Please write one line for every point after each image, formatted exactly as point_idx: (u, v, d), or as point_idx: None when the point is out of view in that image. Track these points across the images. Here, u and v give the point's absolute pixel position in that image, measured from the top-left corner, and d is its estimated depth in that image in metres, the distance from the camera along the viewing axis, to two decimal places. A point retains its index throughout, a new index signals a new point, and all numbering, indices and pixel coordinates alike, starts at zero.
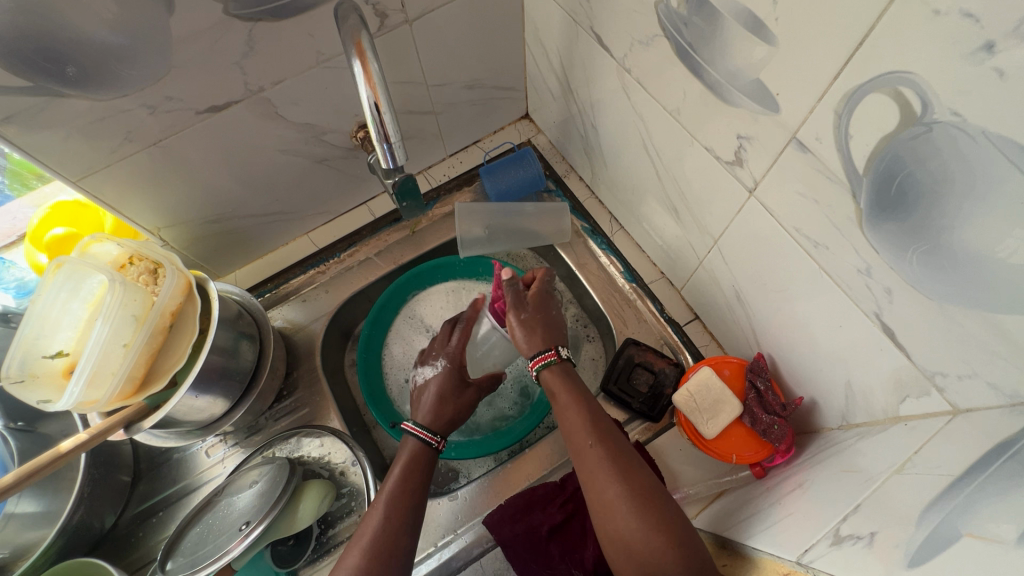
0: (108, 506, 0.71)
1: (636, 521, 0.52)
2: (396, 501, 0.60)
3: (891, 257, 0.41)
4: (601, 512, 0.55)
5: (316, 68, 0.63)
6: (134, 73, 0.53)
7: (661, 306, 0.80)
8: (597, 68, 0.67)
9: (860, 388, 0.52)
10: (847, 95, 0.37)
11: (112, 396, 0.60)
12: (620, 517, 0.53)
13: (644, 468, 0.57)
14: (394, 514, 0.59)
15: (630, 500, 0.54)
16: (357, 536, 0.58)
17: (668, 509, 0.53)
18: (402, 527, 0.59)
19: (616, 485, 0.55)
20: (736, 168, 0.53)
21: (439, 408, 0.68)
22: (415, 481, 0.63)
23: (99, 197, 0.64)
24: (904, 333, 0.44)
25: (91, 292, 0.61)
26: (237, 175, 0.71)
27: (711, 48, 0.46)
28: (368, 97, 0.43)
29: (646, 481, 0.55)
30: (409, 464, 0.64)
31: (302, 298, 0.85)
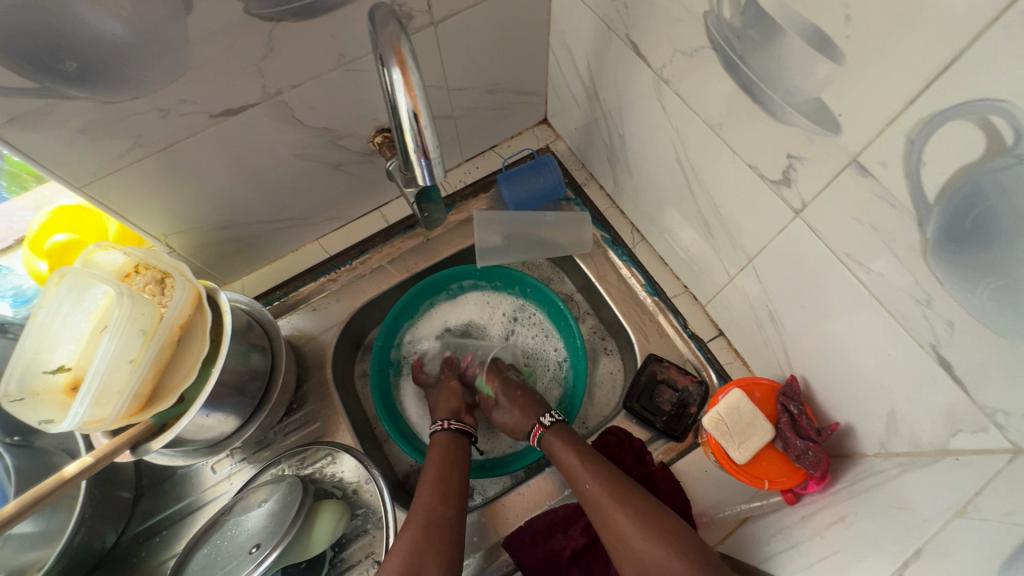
0: (110, 526, 0.68)
1: (658, 559, 0.57)
2: (442, 483, 0.66)
3: (958, 290, 0.39)
4: (626, 559, 0.60)
5: (337, 70, 0.60)
6: (146, 74, 0.50)
7: (684, 321, 0.78)
8: (630, 77, 0.64)
9: (905, 418, 0.50)
10: (924, 119, 0.36)
11: (119, 414, 0.56)
12: (644, 560, 0.58)
13: (652, 502, 0.61)
14: (443, 498, 0.64)
15: (647, 540, 0.58)
16: (409, 519, 0.62)
17: (683, 537, 0.58)
18: (452, 513, 0.63)
19: (631, 530, 0.60)
20: (782, 188, 0.50)
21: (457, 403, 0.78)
22: (449, 466, 0.68)
23: (105, 202, 0.60)
24: (963, 366, 0.42)
25: (96, 303, 0.58)
26: (249, 180, 0.68)
27: (766, 64, 0.44)
28: (406, 106, 0.41)
29: (657, 516, 0.60)
30: (443, 450, 0.70)
31: (312, 306, 0.82)
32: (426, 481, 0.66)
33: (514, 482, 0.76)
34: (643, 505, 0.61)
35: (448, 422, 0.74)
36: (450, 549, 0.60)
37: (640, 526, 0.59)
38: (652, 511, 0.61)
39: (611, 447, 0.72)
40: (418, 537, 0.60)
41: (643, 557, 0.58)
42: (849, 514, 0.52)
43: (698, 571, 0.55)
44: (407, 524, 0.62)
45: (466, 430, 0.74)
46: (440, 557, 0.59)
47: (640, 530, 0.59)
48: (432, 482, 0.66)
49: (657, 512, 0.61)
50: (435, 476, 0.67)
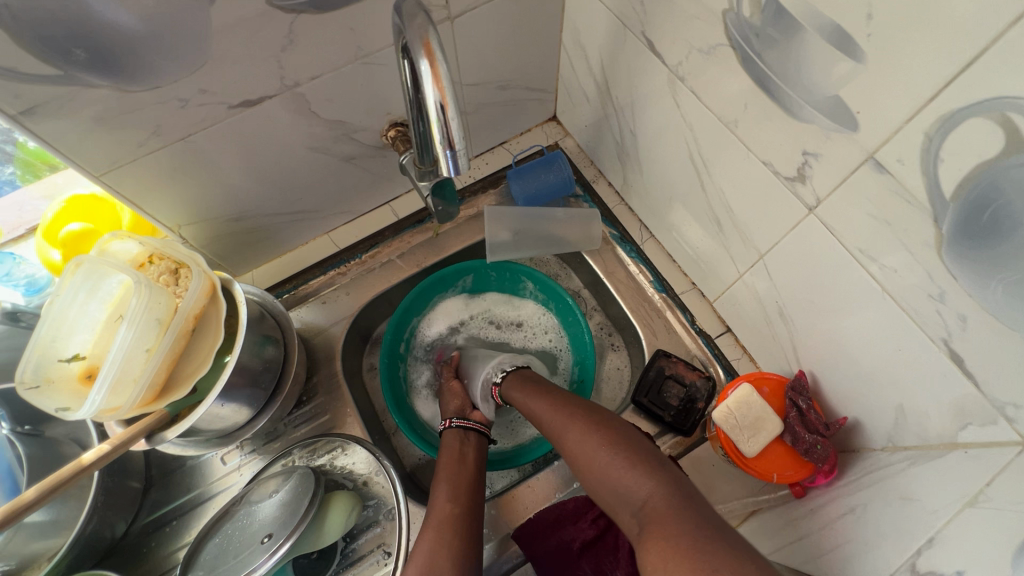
0: (120, 515, 0.68)
1: (609, 468, 0.58)
2: (453, 481, 0.66)
3: (973, 286, 0.40)
4: (586, 475, 0.61)
5: (354, 63, 0.61)
6: (169, 64, 0.50)
7: (692, 318, 0.79)
8: (644, 75, 0.65)
9: (915, 412, 0.51)
10: (943, 116, 0.36)
11: (134, 403, 0.57)
12: (598, 470, 0.59)
13: (608, 420, 0.63)
14: (455, 495, 0.65)
15: (598, 451, 0.60)
16: (427, 525, 0.63)
17: (633, 447, 0.59)
18: (464, 507, 0.64)
19: (584, 445, 0.61)
20: (797, 185, 0.51)
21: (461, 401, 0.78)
22: (463, 469, 0.68)
23: (121, 192, 0.60)
24: (974, 360, 0.43)
25: (111, 293, 0.58)
26: (263, 172, 0.68)
27: (784, 62, 0.45)
28: (433, 96, 0.41)
29: (610, 431, 0.62)
30: (453, 452, 0.70)
31: (322, 299, 0.82)
32: (440, 481, 0.67)
33: (522, 475, 0.77)
34: (596, 421, 0.63)
35: (450, 420, 0.74)
36: (466, 543, 0.61)
37: (593, 440, 0.61)
38: (606, 426, 0.62)
39: None
40: (434, 536, 0.61)
41: (596, 469, 0.59)
42: (859, 505, 0.53)
43: (644, 472, 0.56)
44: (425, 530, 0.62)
45: (473, 428, 0.74)
46: (456, 551, 0.59)
47: (591, 442, 0.61)
48: (444, 481, 0.66)
49: (610, 427, 0.62)
50: (447, 479, 0.67)
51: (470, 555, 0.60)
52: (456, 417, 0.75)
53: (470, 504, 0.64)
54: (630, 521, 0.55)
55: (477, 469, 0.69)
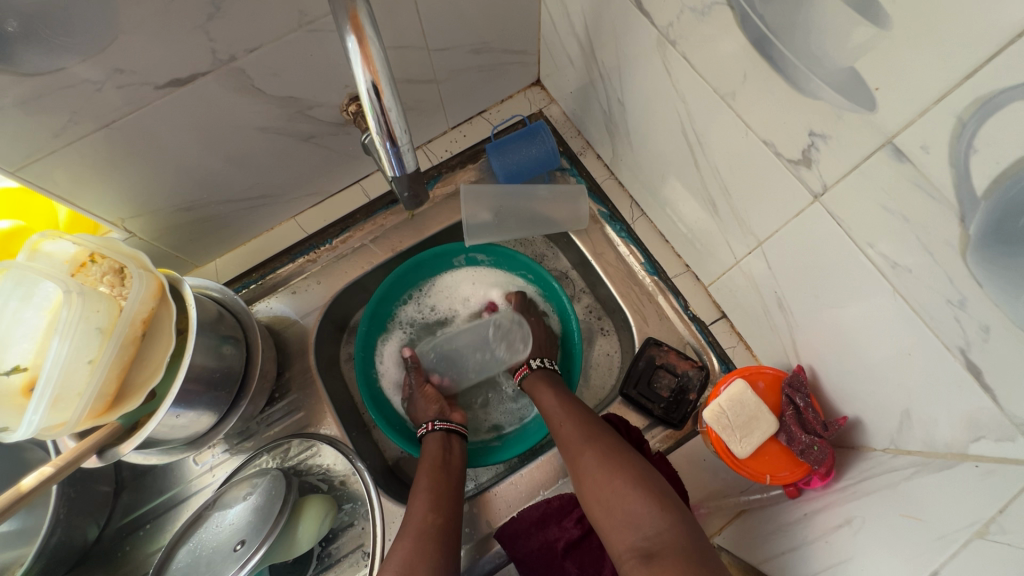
0: (91, 521, 0.66)
1: (622, 493, 0.57)
2: (434, 490, 0.63)
3: (1001, 296, 0.34)
4: (589, 496, 0.59)
5: (298, 32, 0.53)
6: (70, 42, 0.43)
7: (685, 303, 0.74)
8: (631, 37, 0.57)
9: (922, 420, 0.46)
10: (980, 99, 0.30)
11: (82, 417, 0.53)
12: (597, 481, 0.59)
13: (620, 443, 0.61)
14: (436, 506, 0.62)
15: (610, 477, 0.58)
16: (404, 532, 0.60)
17: (648, 478, 0.57)
18: (445, 514, 0.61)
19: (596, 468, 0.60)
20: (801, 169, 0.45)
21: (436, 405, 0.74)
22: (441, 476, 0.65)
23: (47, 187, 0.54)
24: (995, 375, 0.38)
25: (47, 298, 0.53)
26: (211, 155, 0.62)
27: (791, 27, 0.38)
28: (365, 78, 0.38)
29: (621, 456, 0.60)
30: (433, 458, 0.67)
31: (292, 289, 0.77)
32: (418, 490, 0.63)
33: (504, 471, 0.74)
34: (613, 444, 0.61)
35: (433, 422, 0.71)
36: (446, 558, 0.58)
37: (604, 465, 0.59)
38: (620, 450, 0.61)
39: None
40: (414, 546, 0.58)
41: (605, 494, 0.58)
42: (855, 517, 0.50)
43: (641, 488, 0.56)
44: (401, 534, 0.60)
45: (454, 429, 0.71)
46: (436, 565, 0.57)
47: (606, 465, 0.59)
48: (424, 491, 0.63)
49: (623, 453, 0.60)
50: (426, 482, 0.64)
51: (450, 565, 0.58)
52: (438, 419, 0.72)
53: (451, 515, 0.62)
54: (629, 548, 0.54)
55: (454, 475, 0.66)
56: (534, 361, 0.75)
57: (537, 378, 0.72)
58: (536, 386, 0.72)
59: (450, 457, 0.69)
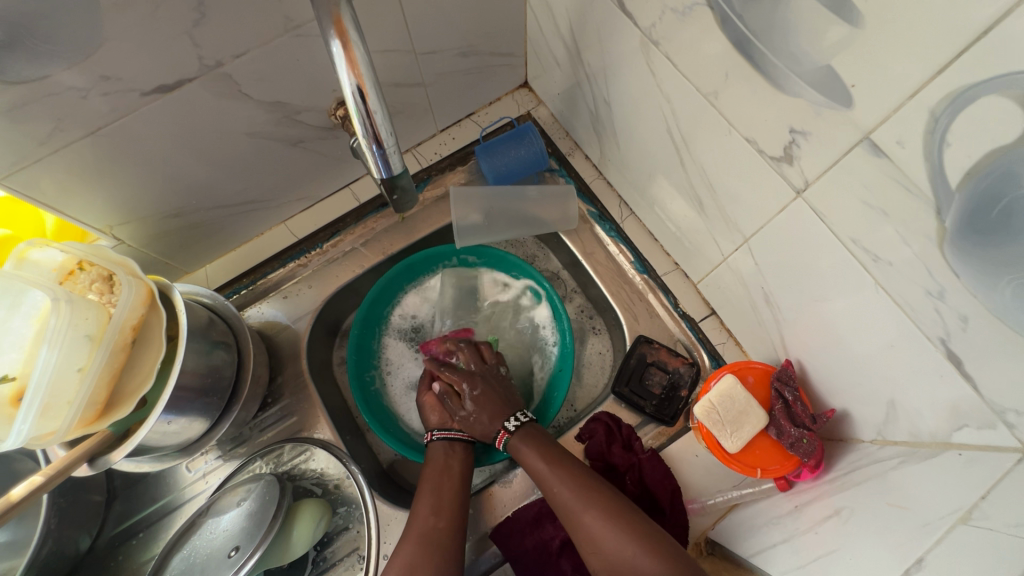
0: (83, 530, 0.65)
1: (636, 563, 0.55)
2: (437, 495, 0.63)
3: (978, 285, 0.35)
4: (595, 558, 0.58)
5: (284, 37, 0.53)
6: (56, 49, 0.43)
7: (674, 301, 0.75)
8: (616, 39, 0.58)
9: (906, 410, 0.47)
10: (952, 94, 0.31)
11: (73, 425, 0.52)
12: (602, 548, 0.57)
13: (623, 505, 0.59)
14: (439, 510, 0.62)
15: (619, 543, 0.56)
16: (406, 536, 0.60)
17: (658, 541, 0.56)
18: (447, 522, 0.61)
19: (604, 536, 0.57)
20: (783, 166, 0.46)
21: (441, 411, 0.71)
22: (447, 478, 0.65)
23: (34, 195, 0.54)
24: (974, 364, 0.39)
25: (35, 306, 0.53)
26: (200, 161, 0.62)
27: (769, 27, 0.39)
28: (350, 82, 0.38)
29: (628, 520, 0.58)
30: (437, 461, 0.66)
31: (283, 294, 0.77)
32: (422, 494, 0.63)
33: (494, 473, 0.74)
34: (616, 507, 0.59)
35: (432, 433, 0.69)
36: (449, 561, 0.58)
37: (611, 532, 0.57)
38: (624, 511, 0.59)
39: (599, 435, 0.69)
40: (415, 552, 0.58)
41: (619, 564, 0.56)
42: (844, 508, 0.51)
43: (650, 552, 0.55)
44: (404, 539, 0.60)
45: (458, 438, 0.68)
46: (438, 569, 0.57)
47: (613, 531, 0.57)
48: (427, 494, 0.63)
49: (628, 514, 0.58)
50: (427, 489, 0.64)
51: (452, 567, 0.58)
52: (439, 429, 0.70)
53: (454, 520, 0.61)
54: None
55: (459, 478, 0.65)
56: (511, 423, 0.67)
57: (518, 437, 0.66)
58: (521, 443, 0.65)
59: (454, 457, 0.67)
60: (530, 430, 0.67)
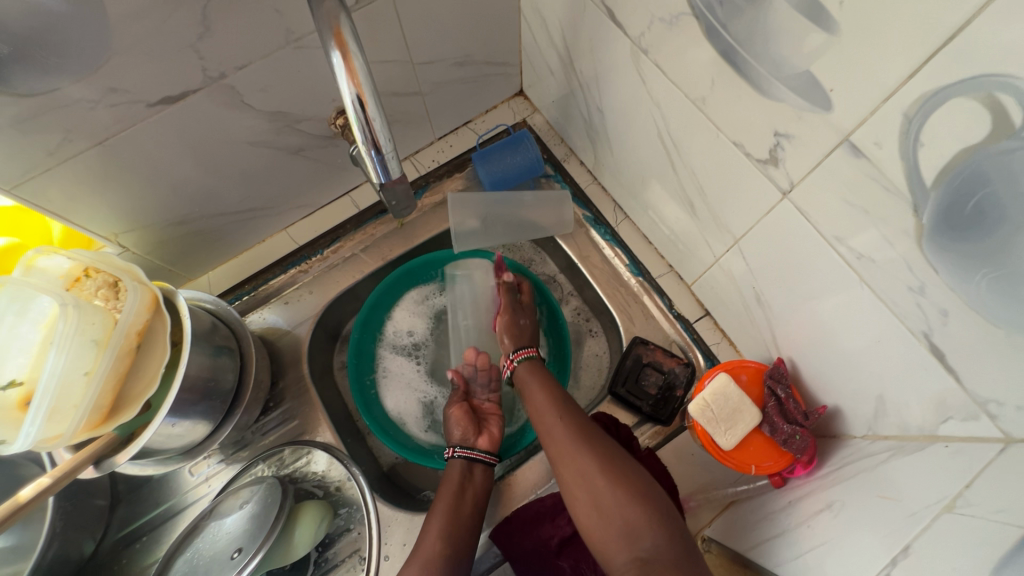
0: (87, 534, 0.66)
1: (618, 500, 0.56)
2: (450, 519, 0.61)
3: (956, 280, 0.36)
4: (580, 499, 0.59)
5: (285, 49, 0.55)
6: (66, 63, 0.44)
7: (669, 302, 0.76)
8: (607, 47, 0.60)
9: (894, 404, 0.48)
10: (924, 96, 0.32)
11: (79, 428, 0.53)
12: (591, 487, 0.58)
13: (616, 450, 0.61)
14: (450, 535, 0.61)
15: (609, 483, 0.57)
16: (414, 555, 0.59)
17: (646, 487, 0.57)
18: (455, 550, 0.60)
19: (595, 473, 0.58)
20: (770, 168, 0.47)
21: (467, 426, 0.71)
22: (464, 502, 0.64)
23: (42, 204, 0.56)
24: (956, 356, 0.40)
25: (43, 313, 0.54)
26: (203, 170, 0.63)
27: (752, 35, 0.41)
28: (350, 91, 0.40)
29: (621, 464, 0.59)
30: (454, 483, 0.65)
31: (284, 300, 0.79)
32: (434, 513, 0.62)
33: (505, 469, 0.76)
34: (610, 450, 0.60)
35: (455, 448, 0.68)
36: None
37: (603, 472, 0.58)
38: (616, 456, 0.60)
39: None
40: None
41: (603, 501, 0.57)
42: (836, 502, 0.52)
43: (636, 495, 0.56)
44: (411, 558, 0.59)
45: (480, 459, 0.68)
46: None
47: (604, 472, 0.58)
48: (440, 516, 0.62)
49: (623, 460, 0.60)
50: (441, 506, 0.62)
51: None
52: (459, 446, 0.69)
53: (465, 548, 0.61)
54: (623, 558, 0.54)
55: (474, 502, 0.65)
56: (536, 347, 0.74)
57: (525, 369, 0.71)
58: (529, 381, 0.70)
59: (472, 479, 0.67)
60: (536, 373, 0.70)
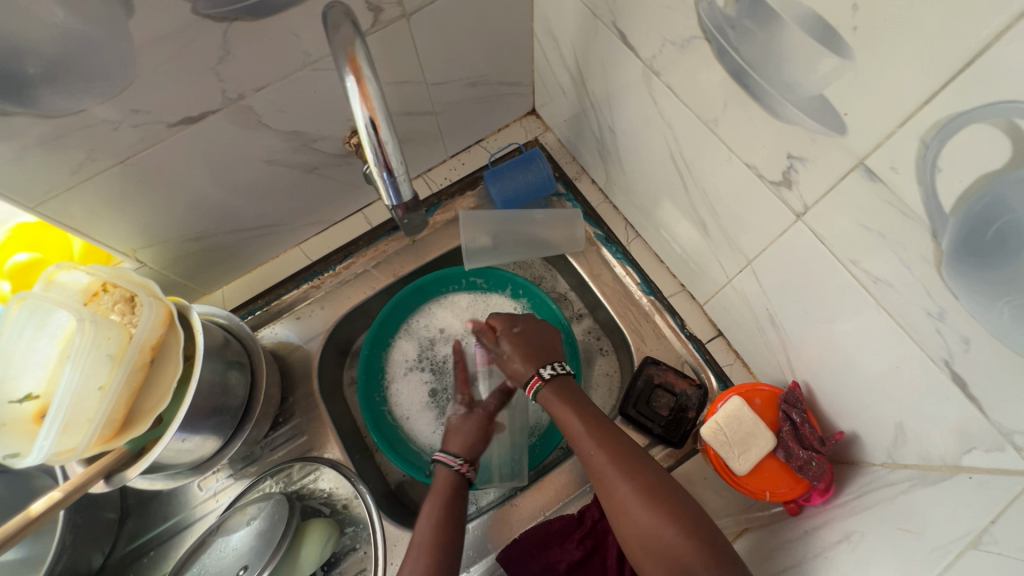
0: (95, 547, 0.66)
1: (667, 538, 0.53)
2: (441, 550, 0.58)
3: (979, 308, 0.35)
4: (628, 532, 0.56)
5: (303, 71, 0.56)
6: (92, 86, 0.46)
7: (681, 322, 0.75)
8: (619, 68, 0.60)
9: (914, 431, 0.47)
10: (940, 122, 0.32)
11: (91, 443, 0.54)
12: (637, 522, 0.56)
13: (660, 478, 0.58)
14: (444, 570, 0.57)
15: (654, 519, 0.55)
16: None
17: (695, 521, 0.54)
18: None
19: (640, 509, 0.56)
20: (783, 190, 0.47)
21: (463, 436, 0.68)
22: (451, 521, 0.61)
23: (64, 221, 0.57)
24: (978, 385, 0.39)
25: (61, 327, 0.55)
26: (220, 188, 0.64)
27: (765, 58, 0.40)
28: (363, 114, 0.41)
29: (665, 497, 0.56)
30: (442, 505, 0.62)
31: (296, 315, 0.79)
32: (422, 543, 0.59)
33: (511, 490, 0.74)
34: (653, 479, 0.57)
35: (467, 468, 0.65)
36: None
37: (648, 505, 0.55)
38: (658, 486, 0.57)
39: None
40: None
41: (652, 542, 0.54)
42: (855, 532, 0.49)
43: (684, 532, 0.53)
44: None
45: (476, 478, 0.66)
46: None
47: (647, 505, 0.56)
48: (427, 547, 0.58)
49: (666, 488, 0.57)
50: (429, 535, 0.59)
51: None
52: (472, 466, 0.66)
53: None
54: None
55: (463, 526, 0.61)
56: (547, 370, 0.66)
57: (544, 394, 0.65)
58: (553, 402, 0.65)
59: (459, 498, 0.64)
60: (567, 392, 0.65)
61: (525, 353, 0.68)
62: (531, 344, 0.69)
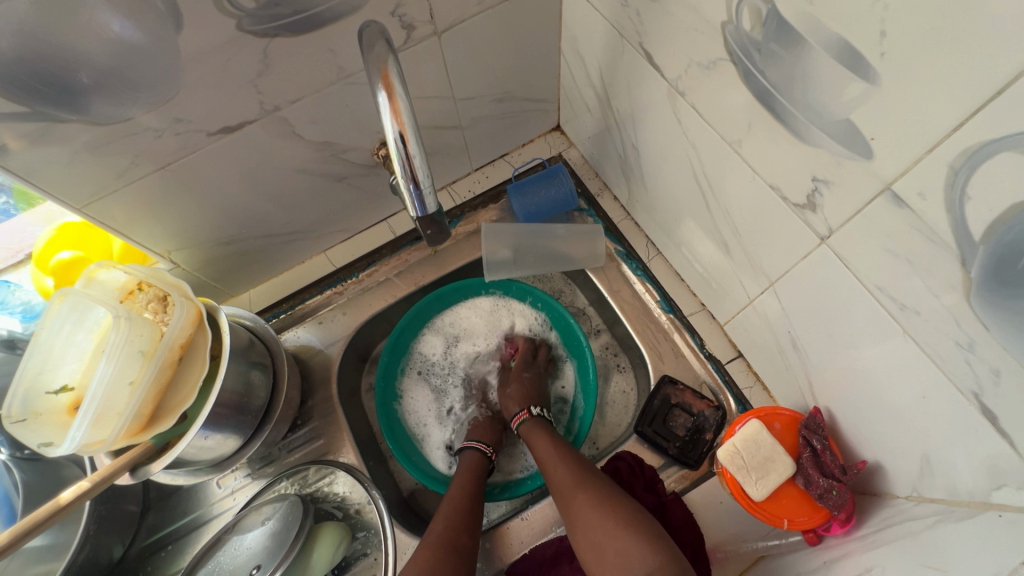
0: (117, 539, 0.68)
1: (615, 534, 0.58)
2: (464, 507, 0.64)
3: (1011, 340, 0.34)
4: (581, 537, 0.60)
5: (336, 85, 0.59)
6: (140, 95, 0.49)
7: (701, 341, 0.74)
8: (644, 87, 0.61)
9: (941, 464, 0.45)
10: (971, 149, 0.32)
11: (119, 436, 0.56)
12: (588, 526, 0.60)
13: (610, 487, 0.63)
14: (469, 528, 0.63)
15: (603, 519, 0.59)
16: (424, 543, 0.61)
17: (642, 521, 0.59)
18: (463, 531, 0.62)
19: (590, 512, 0.60)
20: (808, 213, 0.46)
21: (483, 427, 0.79)
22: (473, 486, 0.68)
23: (106, 221, 0.60)
24: (1009, 419, 0.37)
25: (98, 322, 0.58)
26: (252, 194, 0.67)
27: (791, 82, 0.41)
28: (393, 129, 0.42)
29: (615, 501, 0.61)
30: (469, 473, 0.69)
31: (319, 319, 0.81)
32: (448, 501, 0.65)
33: (524, 503, 0.74)
34: (605, 487, 0.63)
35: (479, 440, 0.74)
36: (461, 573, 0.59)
37: (599, 507, 0.60)
38: (609, 493, 0.62)
39: (622, 474, 0.69)
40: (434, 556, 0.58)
41: (600, 540, 0.58)
42: (877, 566, 0.48)
43: (630, 528, 0.58)
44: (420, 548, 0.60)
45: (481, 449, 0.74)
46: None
47: (598, 508, 0.60)
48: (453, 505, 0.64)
49: (616, 495, 0.62)
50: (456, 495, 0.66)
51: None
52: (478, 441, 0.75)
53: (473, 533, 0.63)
54: None
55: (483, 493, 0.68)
56: (534, 408, 0.76)
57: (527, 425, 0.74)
58: (530, 432, 0.73)
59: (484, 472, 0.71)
60: (537, 429, 0.73)
61: (523, 392, 0.78)
62: (531, 388, 0.79)
